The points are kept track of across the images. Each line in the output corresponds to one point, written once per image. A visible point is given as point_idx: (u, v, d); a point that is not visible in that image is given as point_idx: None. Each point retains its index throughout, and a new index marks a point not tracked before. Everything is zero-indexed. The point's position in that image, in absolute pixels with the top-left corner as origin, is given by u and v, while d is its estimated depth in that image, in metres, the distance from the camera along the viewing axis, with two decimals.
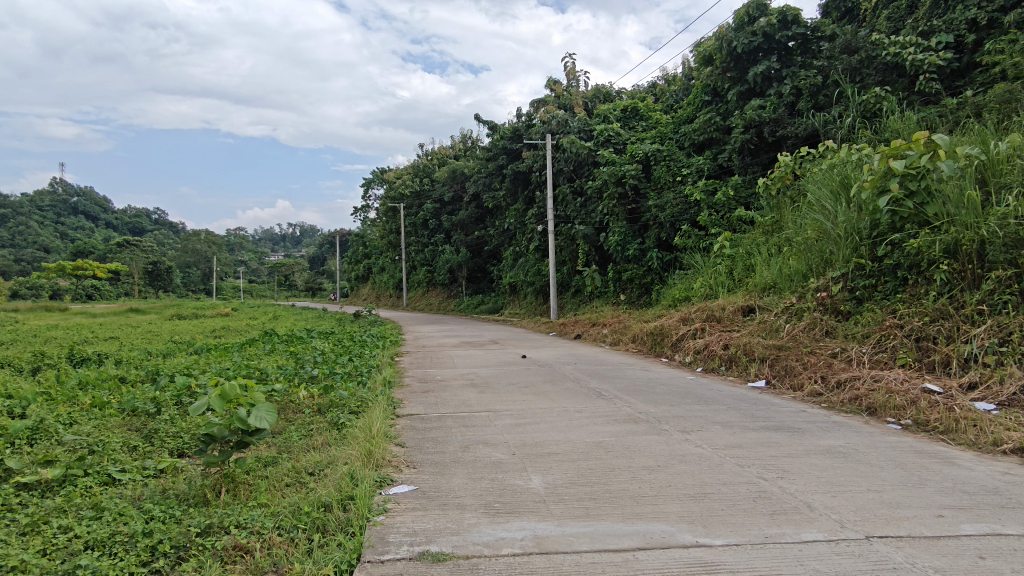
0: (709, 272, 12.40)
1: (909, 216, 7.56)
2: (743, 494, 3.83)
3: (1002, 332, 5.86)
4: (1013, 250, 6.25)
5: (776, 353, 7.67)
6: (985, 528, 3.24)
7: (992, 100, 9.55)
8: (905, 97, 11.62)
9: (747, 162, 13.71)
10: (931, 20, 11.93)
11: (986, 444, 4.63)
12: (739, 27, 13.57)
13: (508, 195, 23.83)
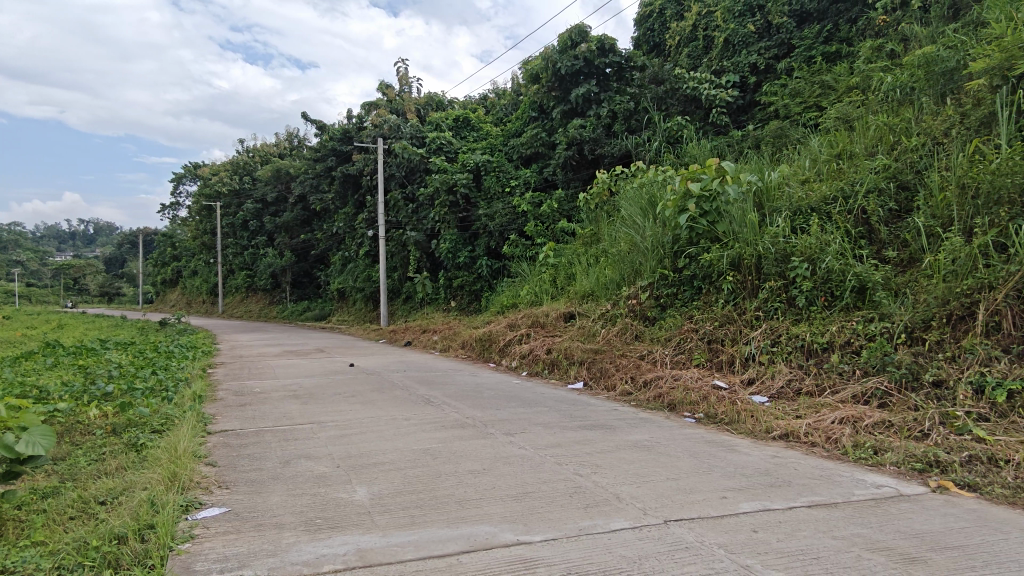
0: (535, 281, 13.00)
1: (703, 232, 8.56)
2: (560, 491, 4.06)
3: (773, 334, 6.82)
4: (782, 264, 7.31)
5: (593, 355, 8.23)
6: (758, 505, 3.76)
7: (768, 135, 11.10)
8: (702, 127, 13.10)
9: (569, 177, 14.61)
10: (722, 61, 13.65)
11: (760, 432, 5.36)
12: (563, 50, 14.39)
13: (337, 198, 23.04)
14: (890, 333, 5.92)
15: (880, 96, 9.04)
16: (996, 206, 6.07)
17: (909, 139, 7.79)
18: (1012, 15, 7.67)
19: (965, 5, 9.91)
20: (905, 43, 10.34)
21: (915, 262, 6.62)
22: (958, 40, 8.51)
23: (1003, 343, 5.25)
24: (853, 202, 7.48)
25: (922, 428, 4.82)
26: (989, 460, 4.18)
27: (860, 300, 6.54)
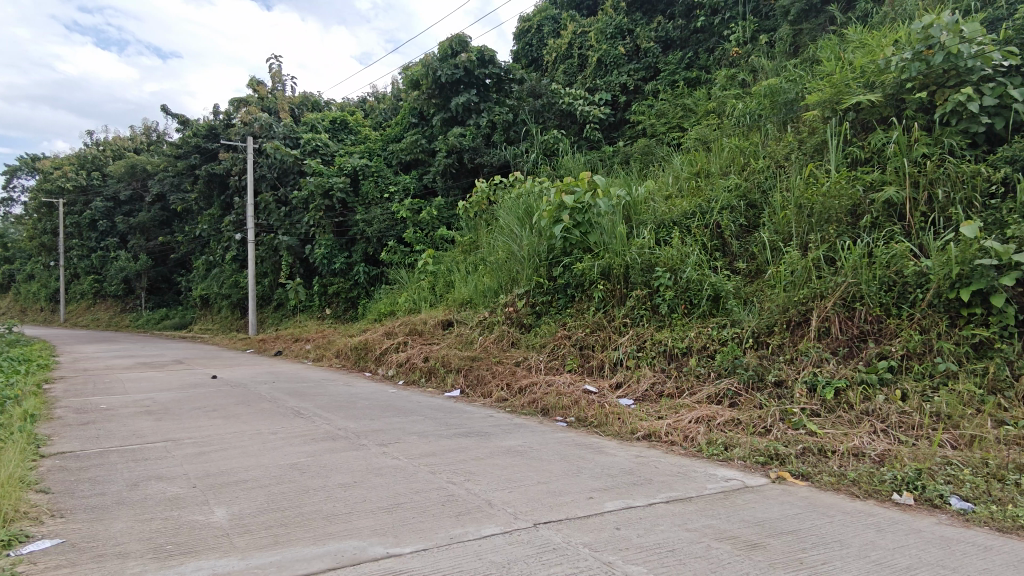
0: (413, 288, 12.88)
1: (575, 243, 8.90)
2: (433, 500, 4.04)
3: (639, 340, 7.22)
4: (647, 273, 7.77)
5: (470, 363, 8.28)
6: (621, 503, 3.94)
7: (635, 152, 11.76)
8: (576, 141, 13.63)
9: (449, 185, 14.66)
10: (595, 79, 14.27)
11: (625, 433, 5.64)
12: (444, 59, 14.39)
13: (201, 199, 21.54)
14: (740, 337, 6.47)
15: (733, 121, 9.87)
16: (826, 224, 6.83)
17: (756, 161, 8.58)
18: (840, 56, 8.67)
19: (803, 44, 11.10)
20: (755, 74, 11.36)
21: (761, 273, 7.28)
22: (797, 75, 9.45)
23: (831, 346, 5.90)
24: (709, 217, 8.10)
25: (765, 424, 5.29)
26: (818, 451, 4.67)
27: (714, 308, 7.09)
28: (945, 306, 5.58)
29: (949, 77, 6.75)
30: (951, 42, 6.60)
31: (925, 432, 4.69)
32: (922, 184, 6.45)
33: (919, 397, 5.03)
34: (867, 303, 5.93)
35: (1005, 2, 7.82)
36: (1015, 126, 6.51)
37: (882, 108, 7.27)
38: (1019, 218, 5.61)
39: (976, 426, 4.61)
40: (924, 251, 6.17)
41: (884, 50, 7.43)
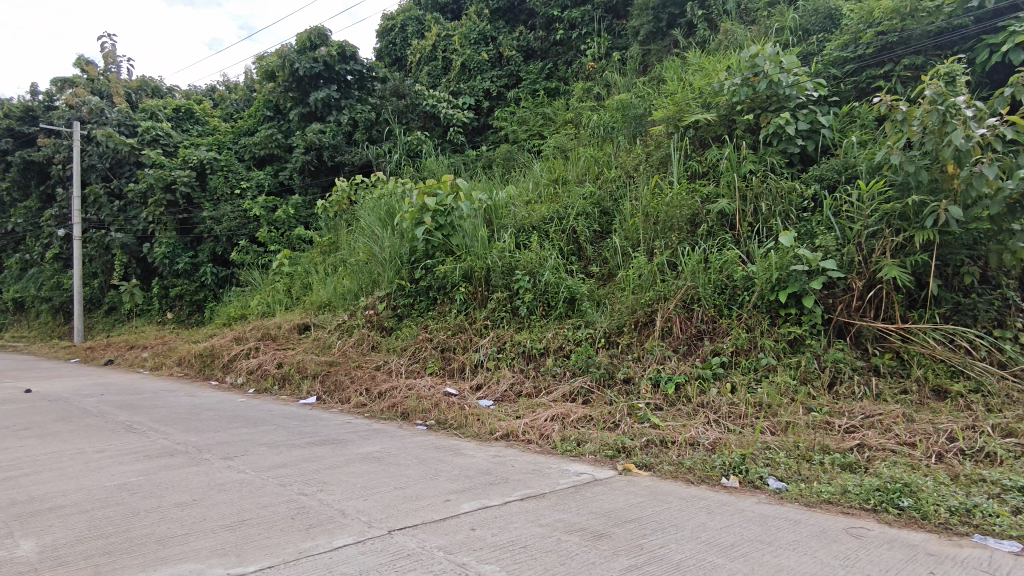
0: (267, 291, 12.19)
1: (437, 245, 8.90)
2: (281, 514, 3.84)
3: (499, 342, 7.36)
4: (507, 277, 7.96)
5: (327, 368, 7.98)
6: (477, 504, 3.99)
7: (497, 157, 11.98)
8: (440, 143, 13.64)
9: (307, 183, 14.08)
10: (459, 83, 14.36)
11: (484, 433, 5.72)
12: (302, 51, 13.82)
13: (14, 189, 18.93)
14: (593, 338, 6.80)
15: (588, 131, 10.34)
16: (670, 231, 7.40)
17: (609, 170, 9.10)
18: (682, 77, 9.39)
19: (650, 63, 11.92)
20: (608, 88, 11.97)
21: (613, 276, 7.70)
22: (645, 91, 10.09)
23: (673, 344, 6.38)
24: (566, 223, 8.45)
25: (614, 419, 5.60)
26: (660, 442, 5.03)
27: (570, 309, 7.41)
28: (767, 306, 6.24)
29: (770, 103, 7.57)
30: (772, 71, 7.41)
31: (750, 420, 5.20)
32: (749, 197, 7.17)
33: (746, 389, 5.58)
34: (703, 304, 6.49)
35: (815, 39, 8.89)
36: (822, 149, 7.43)
37: (716, 127, 7.99)
38: (825, 229, 6.40)
39: (790, 413, 5.18)
40: (750, 257, 6.85)
41: (719, 75, 8.17)
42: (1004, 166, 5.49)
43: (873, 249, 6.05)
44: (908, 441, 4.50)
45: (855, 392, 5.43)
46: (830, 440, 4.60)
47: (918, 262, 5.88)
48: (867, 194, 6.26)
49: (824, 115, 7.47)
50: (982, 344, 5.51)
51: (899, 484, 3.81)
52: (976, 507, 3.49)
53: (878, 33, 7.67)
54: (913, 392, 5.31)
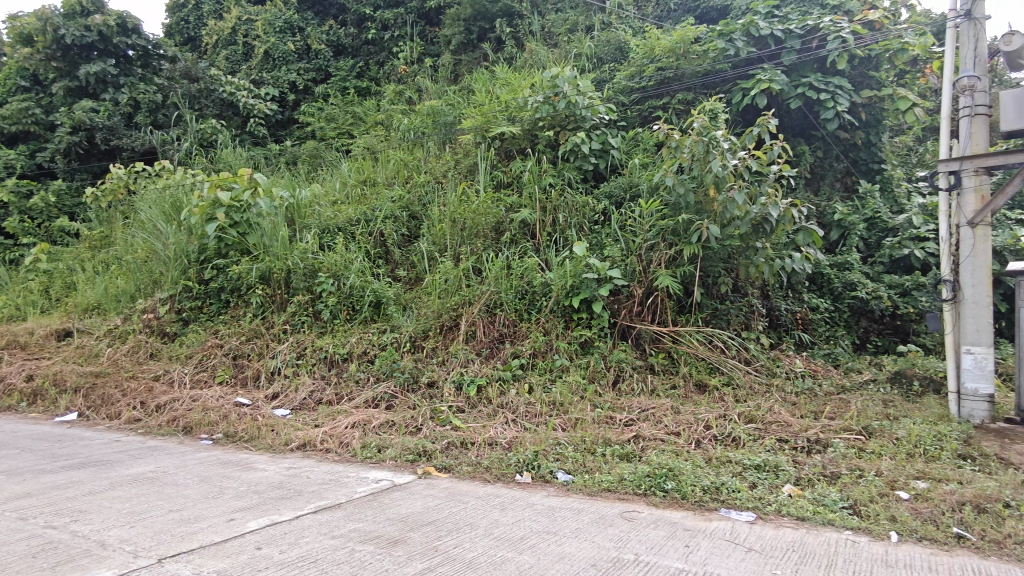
0: (16, 290, 10.35)
1: (232, 244, 8.23)
2: (20, 553, 3.27)
3: (299, 347, 7.00)
4: (309, 279, 7.63)
5: (92, 380, 6.98)
6: (265, 521, 3.75)
7: (303, 153, 11.43)
8: (238, 135, 12.68)
9: (73, 167, 12.22)
10: (261, 72, 13.47)
11: (278, 445, 5.39)
12: (69, 16, 12.01)
13: None
14: (397, 342, 6.76)
15: (398, 134, 10.27)
16: (475, 238, 7.62)
17: (418, 175, 9.15)
18: (489, 90, 9.75)
19: (461, 73, 12.20)
20: (420, 94, 12.00)
21: (419, 281, 7.73)
22: (455, 100, 10.28)
23: (476, 347, 6.57)
24: (373, 225, 8.32)
25: (416, 423, 5.61)
26: (460, 444, 5.14)
27: (376, 313, 7.31)
28: (562, 311, 6.68)
29: (568, 122, 8.16)
30: (570, 93, 8.02)
31: (544, 418, 5.52)
32: (548, 208, 7.63)
33: (541, 389, 5.92)
34: (505, 309, 6.76)
35: (607, 67, 9.76)
36: (612, 167, 8.16)
37: (520, 140, 8.41)
38: (612, 241, 7.03)
39: (579, 409, 5.59)
40: (548, 265, 7.29)
41: (523, 91, 8.64)
42: (751, 193, 6.45)
43: (651, 260, 6.76)
44: (674, 430, 5.09)
45: (634, 388, 6.02)
46: (611, 433, 5.04)
47: (686, 272, 6.69)
48: (647, 211, 6.98)
49: (613, 137, 8.22)
50: (733, 344, 6.44)
51: (665, 469, 4.29)
52: (723, 485, 4.04)
53: (657, 68, 8.59)
54: (681, 386, 6.03)
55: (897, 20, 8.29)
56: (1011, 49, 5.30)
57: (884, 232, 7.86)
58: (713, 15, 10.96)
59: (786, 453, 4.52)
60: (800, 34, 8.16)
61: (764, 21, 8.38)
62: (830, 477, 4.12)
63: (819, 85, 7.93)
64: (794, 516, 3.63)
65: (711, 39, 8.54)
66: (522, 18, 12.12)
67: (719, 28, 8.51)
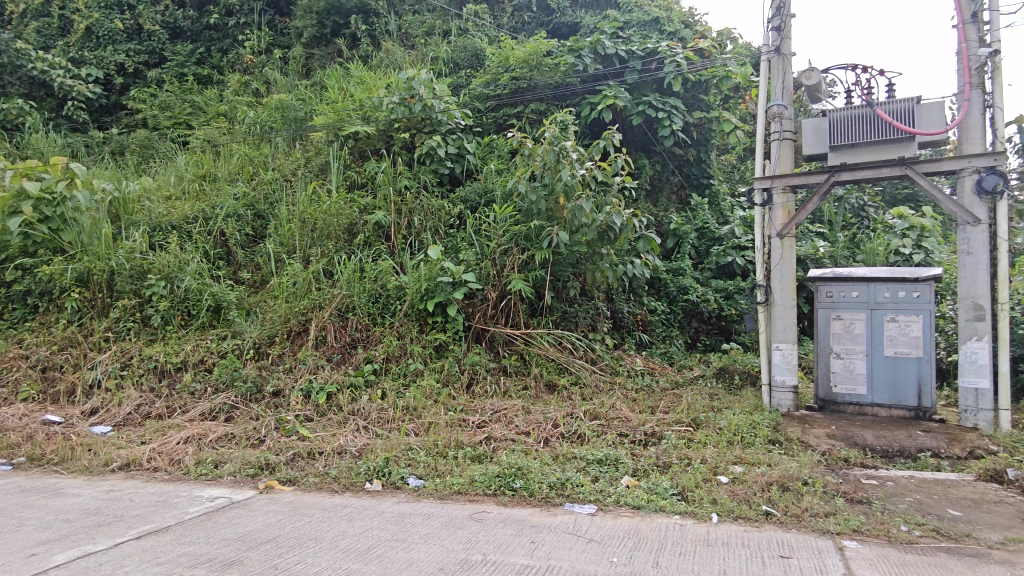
0: None
1: (41, 241, 7.28)
2: None
3: (124, 357, 6.33)
4: (137, 281, 6.94)
5: None
6: (76, 552, 3.34)
7: (133, 143, 10.37)
8: (52, 118, 11.22)
9: None
10: (82, 50, 12.04)
11: (96, 466, 4.84)
12: None
13: None
14: (239, 350, 6.34)
15: (243, 128, 9.63)
16: (326, 239, 7.35)
17: (265, 172, 8.67)
18: (343, 87, 9.47)
19: (313, 67, 11.70)
20: (268, 86, 11.36)
21: (265, 284, 7.31)
22: (306, 95, 9.85)
23: (326, 353, 6.32)
24: (212, 224, 7.76)
25: (258, 435, 5.28)
26: (307, 455, 4.92)
27: (215, 319, 6.82)
28: (416, 315, 6.63)
29: (424, 125, 8.14)
30: (426, 96, 7.97)
31: (397, 423, 5.44)
32: (403, 211, 7.54)
33: (394, 394, 5.83)
34: (357, 313, 6.60)
35: (463, 73, 9.84)
36: (467, 172, 8.25)
37: (375, 141, 8.25)
38: (467, 245, 7.10)
39: (432, 414, 5.57)
40: (403, 268, 7.21)
41: (378, 91, 8.43)
42: (598, 202, 6.80)
43: (505, 264, 6.91)
44: (524, 430, 5.24)
45: (487, 391, 6.11)
46: (463, 436, 5.08)
47: (537, 277, 6.91)
48: (501, 217, 7.13)
49: (469, 142, 8.33)
50: (580, 345, 6.76)
51: (514, 468, 4.39)
52: (568, 480, 4.21)
53: (512, 78, 8.83)
54: (532, 387, 6.23)
55: (723, 50, 9.16)
56: (810, 84, 6.05)
57: (712, 240, 8.66)
58: (564, 30, 11.67)
59: (625, 446, 4.83)
60: (641, 55, 8.75)
61: (610, 40, 8.90)
62: (662, 467, 4.46)
63: (657, 104, 8.56)
64: (631, 505, 3.88)
65: (562, 54, 8.93)
66: (378, 16, 11.89)
67: (570, 43, 8.93)
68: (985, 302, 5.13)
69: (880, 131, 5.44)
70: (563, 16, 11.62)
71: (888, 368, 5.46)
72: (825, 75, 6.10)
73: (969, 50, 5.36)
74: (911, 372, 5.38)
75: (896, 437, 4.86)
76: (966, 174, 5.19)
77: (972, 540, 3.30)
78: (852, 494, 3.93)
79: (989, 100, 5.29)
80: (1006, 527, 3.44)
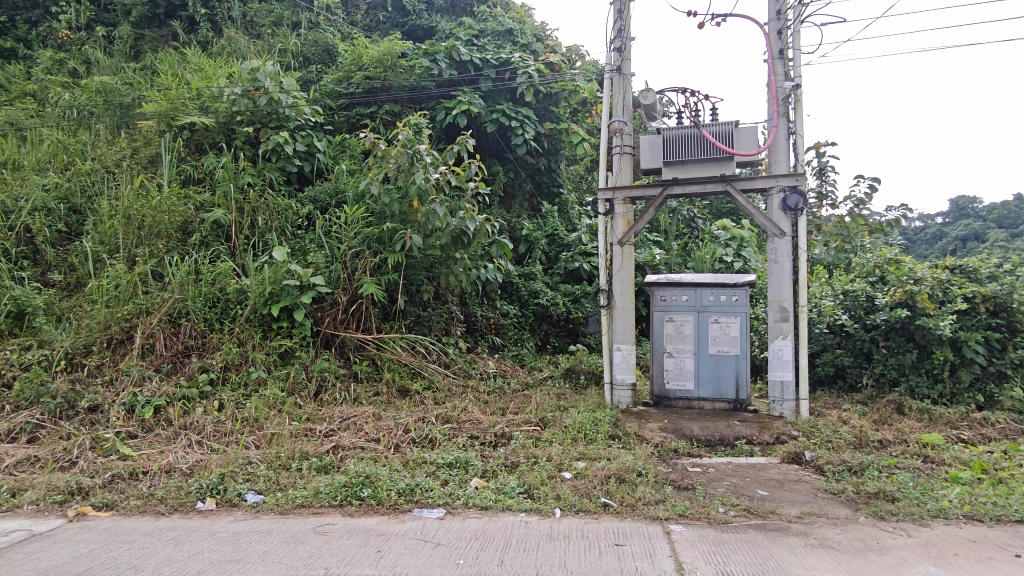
0: None
1: None
2: None
3: None
4: None
5: None
6: None
7: None
8: None
9: None
10: None
11: None
12: None
13: None
14: (47, 361, 5.62)
15: (55, 111, 8.54)
16: (156, 238, 6.73)
17: (83, 162, 7.77)
18: (178, 73, 8.75)
19: (144, 50, 10.65)
20: (87, 66, 10.20)
21: (81, 287, 6.54)
22: (133, 79, 8.96)
23: (155, 363, 5.78)
24: (14, 219, 6.81)
25: (69, 456, 4.70)
26: (129, 475, 4.46)
27: (17, 327, 6.01)
28: (259, 320, 6.25)
29: (270, 120, 7.72)
30: (271, 89, 7.57)
31: (235, 436, 5.09)
32: (246, 209, 7.10)
33: (233, 404, 5.46)
34: (192, 318, 6.10)
35: (313, 68, 9.50)
36: (317, 172, 7.97)
37: (214, 133, 7.70)
38: (316, 247, 6.83)
39: (275, 425, 5.28)
40: (245, 271, 6.78)
41: (218, 80, 7.85)
42: (452, 206, 6.84)
43: (356, 267, 6.73)
44: (374, 437, 5.13)
45: (336, 398, 5.90)
46: (309, 446, 4.86)
47: (390, 280, 6.81)
48: (352, 218, 6.96)
49: (319, 140, 8.03)
50: (433, 349, 6.75)
51: (362, 476, 4.27)
52: (417, 486, 4.18)
53: (365, 77, 8.65)
54: (383, 393, 6.11)
55: (572, 66, 9.62)
56: (647, 103, 6.53)
57: (561, 247, 9.04)
58: (420, 33, 11.64)
59: (475, 448, 4.89)
60: (495, 64, 8.95)
61: (465, 47, 9.01)
62: (510, 466, 4.57)
63: (510, 113, 8.79)
64: (478, 506, 3.94)
65: (417, 57, 8.89)
66: None
67: (424, 46, 8.87)
68: (788, 305, 5.82)
69: (705, 150, 5.99)
70: (418, 19, 11.59)
71: (712, 365, 6.03)
72: (660, 96, 6.62)
73: (777, 82, 6.08)
74: (730, 368, 5.98)
75: (718, 427, 5.36)
76: (774, 192, 5.86)
77: (776, 516, 3.72)
78: (680, 481, 4.28)
79: (792, 127, 6.03)
80: (803, 502, 3.93)
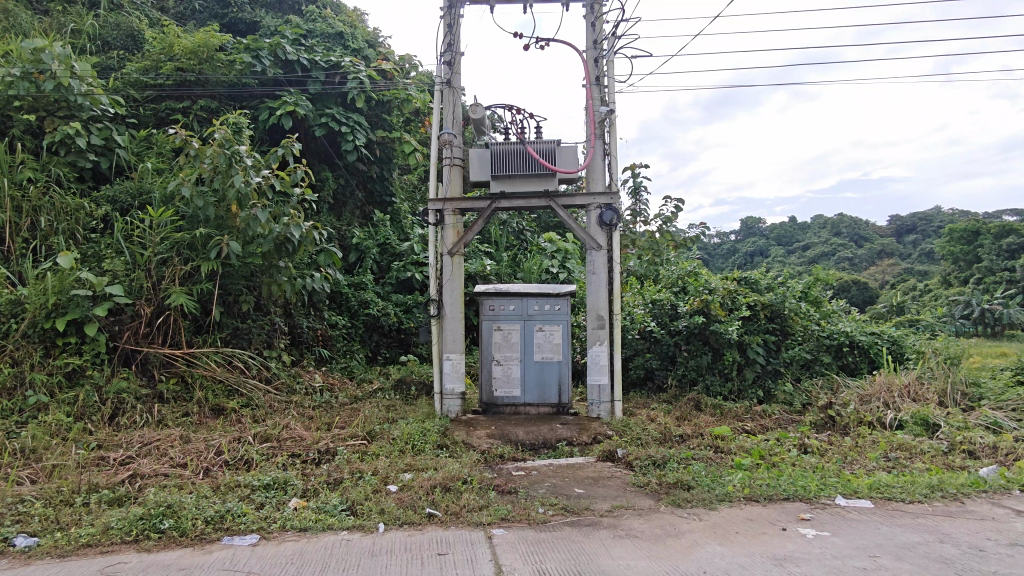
0: None
1: None
2: None
3: None
4: None
5: None
6: None
7: None
8: None
9: None
10: None
11: None
12: None
13: None
14: None
15: None
16: None
17: None
18: None
19: None
20: None
21: None
22: None
23: None
24: None
25: None
26: None
27: None
28: (40, 336, 5.46)
29: (58, 108, 6.81)
30: (60, 74, 6.68)
31: (3, 472, 4.37)
32: (24, 208, 6.16)
33: (2, 435, 4.71)
34: None
35: (113, 53, 8.59)
36: (117, 168, 7.19)
37: None
38: (114, 253, 6.13)
39: (58, 455, 4.61)
40: (22, 280, 5.90)
41: None
42: (274, 212, 6.47)
43: (162, 276, 6.12)
44: (180, 462, 4.68)
45: (136, 421, 5.30)
46: (99, 477, 4.31)
47: (203, 290, 6.28)
48: (158, 221, 6.32)
49: (119, 134, 7.24)
50: (253, 363, 6.33)
51: (162, 507, 3.87)
52: (228, 512, 3.89)
53: (176, 68, 8.00)
54: (194, 413, 5.59)
55: (404, 75, 9.59)
56: (476, 118, 6.67)
57: (393, 256, 8.96)
58: (240, 27, 10.86)
59: (295, 467, 4.65)
60: (324, 67, 8.66)
61: (291, 46, 8.64)
62: (332, 483, 4.41)
63: (340, 118, 8.56)
64: (297, 528, 3.75)
65: (237, 52, 8.37)
66: None
67: (246, 42, 8.43)
68: (604, 313, 6.25)
69: (529, 166, 6.25)
70: (239, 12, 10.86)
71: (536, 371, 6.29)
72: (488, 112, 6.81)
73: (594, 106, 6.53)
74: (554, 373, 6.28)
75: (540, 431, 5.61)
76: (593, 208, 6.28)
77: (589, 511, 3.96)
78: (503, 486, 4.41)
79: (607, 149, 6.52)
80: (613, 497, 4.23)
